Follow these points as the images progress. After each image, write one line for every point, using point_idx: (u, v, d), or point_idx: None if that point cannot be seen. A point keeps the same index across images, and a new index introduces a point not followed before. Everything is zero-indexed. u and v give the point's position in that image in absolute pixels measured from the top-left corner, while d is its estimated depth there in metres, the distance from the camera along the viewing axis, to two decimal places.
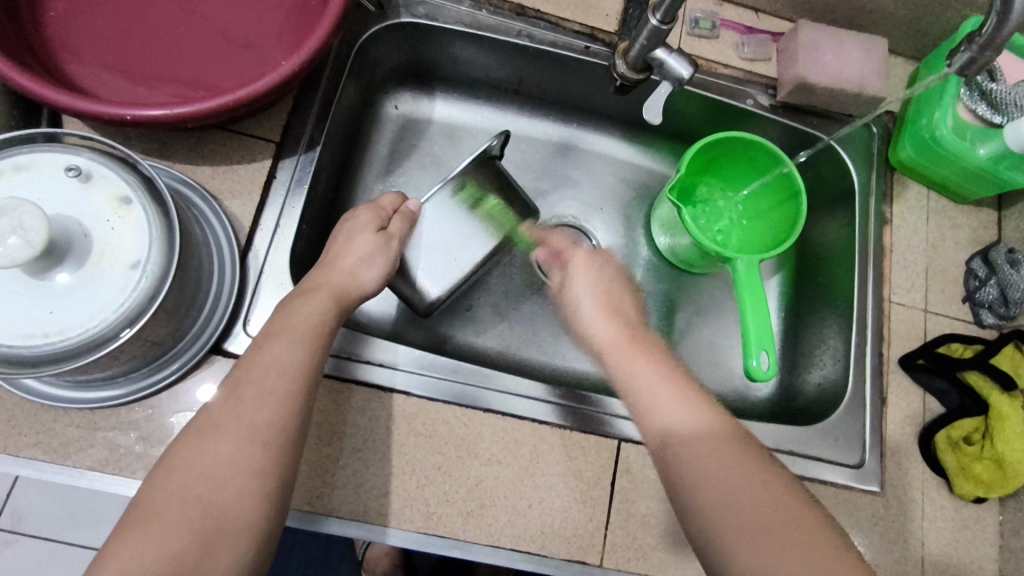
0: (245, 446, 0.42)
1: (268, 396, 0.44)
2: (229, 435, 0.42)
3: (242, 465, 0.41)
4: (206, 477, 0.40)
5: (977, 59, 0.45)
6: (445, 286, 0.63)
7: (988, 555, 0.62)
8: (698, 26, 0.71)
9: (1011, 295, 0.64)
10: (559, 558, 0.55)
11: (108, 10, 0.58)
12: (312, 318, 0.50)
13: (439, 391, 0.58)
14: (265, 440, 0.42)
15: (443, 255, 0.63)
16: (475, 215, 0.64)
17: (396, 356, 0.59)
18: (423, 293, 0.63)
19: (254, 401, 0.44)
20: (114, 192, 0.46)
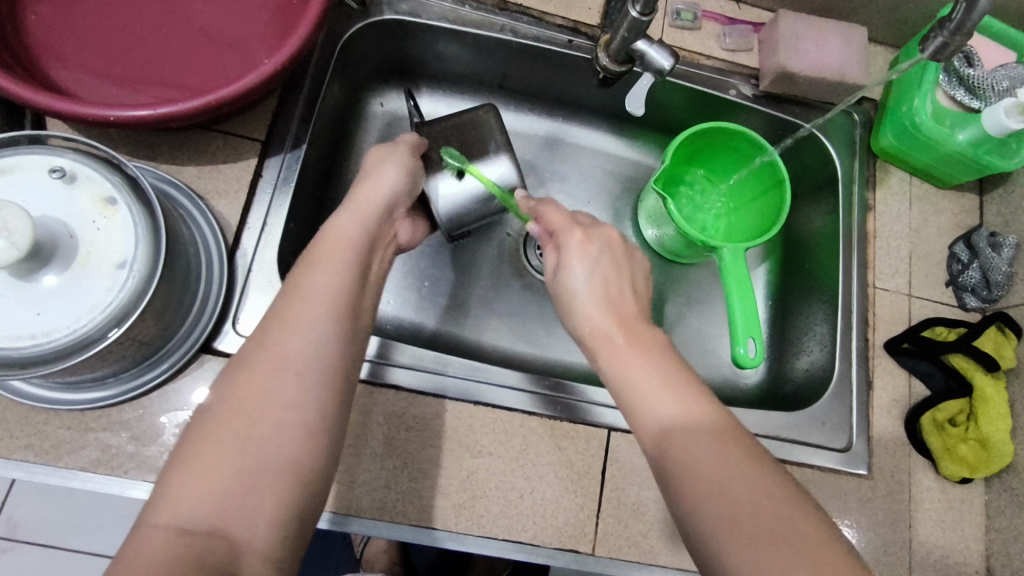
0: (281, 376, 0.41)
1: (308, 335, 0.43)
2: (262, 367, 0.41)
3: (283, 400, 0.41)
4: (242, 411, 0.40)
5: (949, 45, 0.45)
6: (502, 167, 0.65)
7: (975, 535, 0.62)
8: (680, 18, 0.72)
9: (993, 278, 0.66)
10: (552, 546, 0.55)
11: (90, 13, 0.58)
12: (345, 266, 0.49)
13: (438, 387, 0.58)
14: (297, 369, 0.42)
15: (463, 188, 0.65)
16: (469, 144, 0.66)
17: (423, 357, 0.60)
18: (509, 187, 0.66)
19: (285, 334, 0.43)
20: (98, 193, 0.46)
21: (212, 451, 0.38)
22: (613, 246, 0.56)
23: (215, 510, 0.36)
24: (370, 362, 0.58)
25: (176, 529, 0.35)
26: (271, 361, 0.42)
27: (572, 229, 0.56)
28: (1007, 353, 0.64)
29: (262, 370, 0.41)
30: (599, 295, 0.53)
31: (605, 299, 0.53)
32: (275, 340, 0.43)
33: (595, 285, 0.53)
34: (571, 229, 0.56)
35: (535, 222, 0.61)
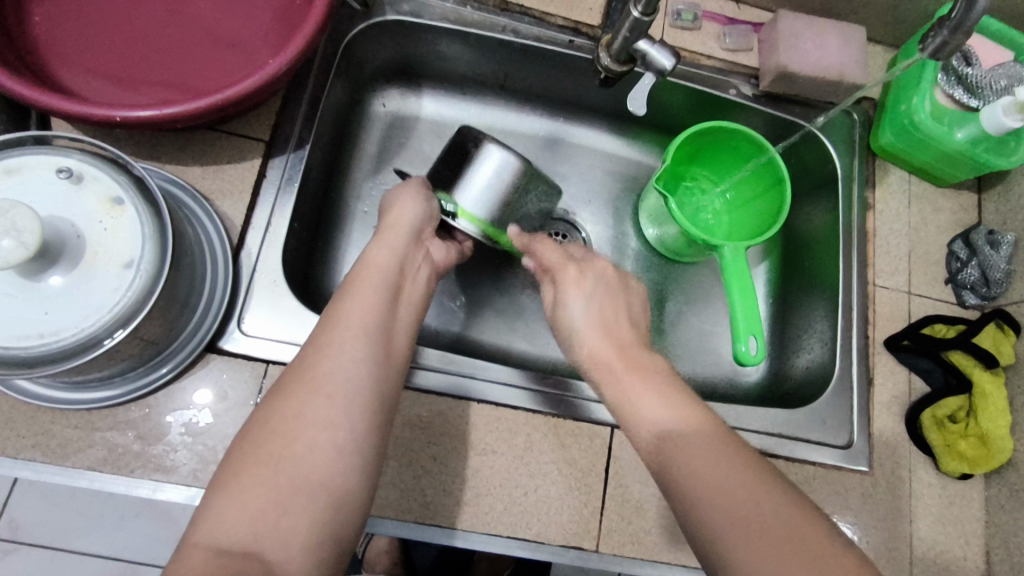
0: (314, 399, 0.43)
1: (335, 356, 0.45)
2: (299, 393, 0.43)
3: (316, 421, 0.42)
4: (278, 434, 0.41)
5: (948, 44, 0.45)
6: (499, 157, 0.63)
7: (975, 530, 0.63)
8: (680, 18, 0.72)
9: (993, 276, 0.66)
10: (556, 543, 0.56)
11: (94, 14, 0.58)
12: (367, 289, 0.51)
13: (448, 387, 0.59)
14: (328, 392, 0.43)
15: (483, 203, 0.64)
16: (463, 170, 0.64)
17: (440, 358, 0.60)
18: (514, 160, 0.64)
19: (320, 359, 0.45)
20: (105, 193, 0.46)
21: (249, 474, 0.39)
22: (608, 279, 0.60)
23: (247, 530, 0.37)
24: None
25: (213, 550, 0.36)
26: (306, 386, 0.44)
27: (568, 265, 0.61)
28: (1005, 350, 0.65)
29: (298, 396, 0.43)
30: (597, 324, 0.56)
31: (600, 325, 0.57)
32: (311, 365, 0.45)
33: (592, 316, 0.57)
34: (565, 266, 0.61)
35: (530, 257, 0.65)
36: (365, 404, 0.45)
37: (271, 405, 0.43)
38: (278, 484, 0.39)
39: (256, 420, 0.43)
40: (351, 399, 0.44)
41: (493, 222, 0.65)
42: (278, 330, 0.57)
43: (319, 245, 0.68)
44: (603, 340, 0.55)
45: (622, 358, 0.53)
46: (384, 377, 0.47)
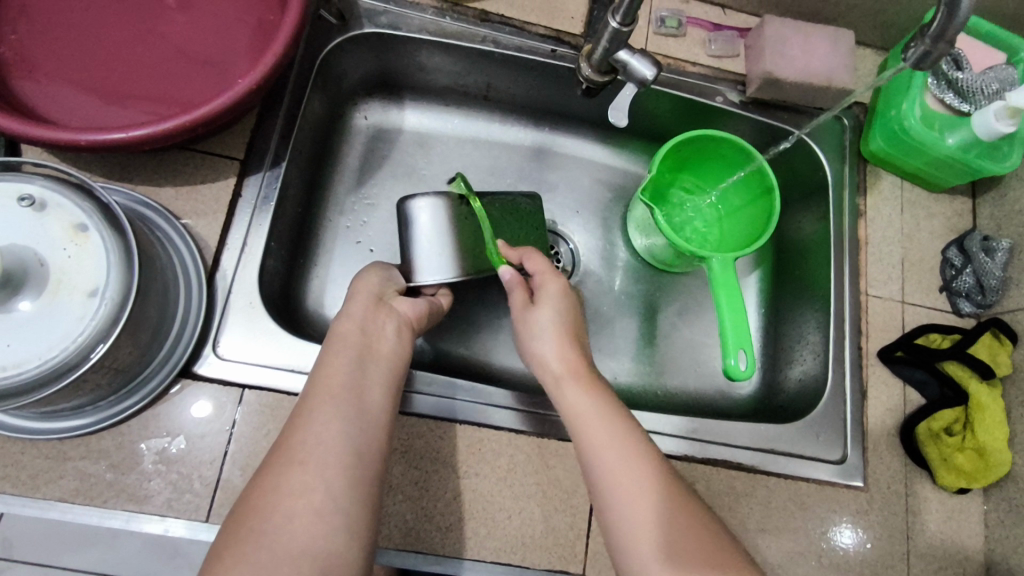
0: (288, 469, 0.42)
1: (307, 424, 0.45)
2: (275, 467, 0.43)
3: (288, 489, 0.41)
4: (257, 509, 0.41)
5: (932, 52, 0.44)
6: (427, 205, 0.60)
7: (974, 546, 0.61)
8: (664, 25, 0.71)
9: (988, 283, 0.65)
10: (542, 567, 0.54)
11: (64, 34, 0.57)
12: (342, 346, 0.50)
13: (438, 410, 0.58)
14: (302, 459, 0.43)
15: (442, 256, 0.60)
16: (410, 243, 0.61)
17: (427, 381, 0.59)
18: (441, 197, 0.61)
19: (294, 429, 0.44)
20: (70, 220, 0.45)
21: (233, 557, 0.38)
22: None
23: None
24: None
25: None
26: (283, 460, 0.43)
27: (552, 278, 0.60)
28: (1001, 360, 0.63)
29: (276, 471, 0.42)
30: (562, 335, 0.57)
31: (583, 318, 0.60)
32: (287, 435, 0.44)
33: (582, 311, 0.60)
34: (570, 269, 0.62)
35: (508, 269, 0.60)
36: (339, 458, 0.43)
37: (252, 486, 0.42)
38: (260, 559, 0.38)
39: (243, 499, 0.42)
40: (324, 461, 0.43)
41: (462, 264, 0.61)
42: (255, 353, 0.56)
43: (299, 264, 0.67)
44: (587, 319, 0.59)
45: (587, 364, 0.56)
46: (359, 427, 0.46)
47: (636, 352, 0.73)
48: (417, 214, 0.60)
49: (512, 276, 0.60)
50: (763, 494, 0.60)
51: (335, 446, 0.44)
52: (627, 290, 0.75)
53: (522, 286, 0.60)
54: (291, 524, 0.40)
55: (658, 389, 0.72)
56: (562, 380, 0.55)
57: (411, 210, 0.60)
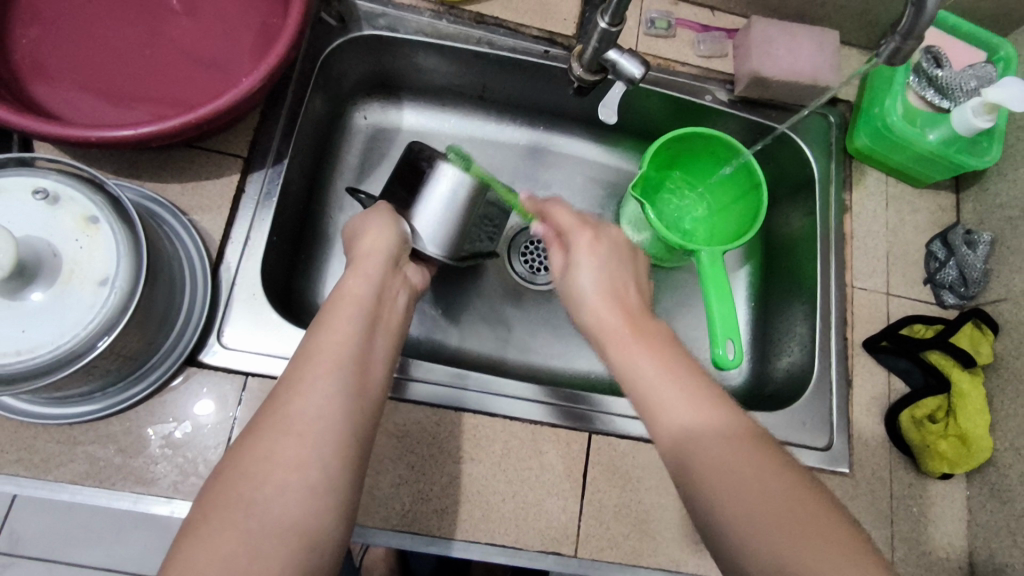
0: (282, 438, 0.41)
1: (307, 393, 0.44)
2: (268, 431, 0.42)
3: (279, 458, 0.40)
4: (249, 475, 0.40)
5: (902, 50, 0.46)
6: (449, 174, 0.63)
7: (957, 530, 0.63)
8: (654, 26, 0.73)
9: (970, 275, 0.67)
10: (535, 550, 0.56)
11: (75, 37, 0.59)
12: (346, 318, 0.50)
13: (429, 397, 0.59)
14: (298, 430, 0.42)
15: (449, 227, 0.64)
16: (423, 202, 0.63)
17: (417, 369, 0.60)
18: (464, 176, 0.63)
19: (291, 397, 0.44)
20: (81, 212, 0.47)
21: (219, 516, 0.38)
22: (620, 249, 0.59)
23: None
24: None
25: None
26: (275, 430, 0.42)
27: (578, 231, 0.59)
28: (983, 348, 0.65)
29: (267, 437, 0.41)
30: (607, 283, 0.55)
31: (609, 293, 0.54)
32: (282, 404, 0.43)
33: (602, 285, 0.55)
34: (581, 230, 0.59)
35: (542, 221, 0.63)
36: (337, 437, 0.43)
37: (240, 447, 0.42)
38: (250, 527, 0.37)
39: (228, 462, 0.41)
40: (319, 437, 0.42)
41: (460, 242, 0.65)
42: (257, 342, 0.58)
43: (301, 259, 0.69)
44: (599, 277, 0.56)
45: (628, 325, 0.51)
46: (355, 403, 0.45)
47: None
48: (442, 177, 0.63)
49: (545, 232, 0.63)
50: None
51: (330, 420, 0.43)
52: None
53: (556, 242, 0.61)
54: (283, 499, 0.39)
55: None
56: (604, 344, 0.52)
57: (435, 170, 0.64)
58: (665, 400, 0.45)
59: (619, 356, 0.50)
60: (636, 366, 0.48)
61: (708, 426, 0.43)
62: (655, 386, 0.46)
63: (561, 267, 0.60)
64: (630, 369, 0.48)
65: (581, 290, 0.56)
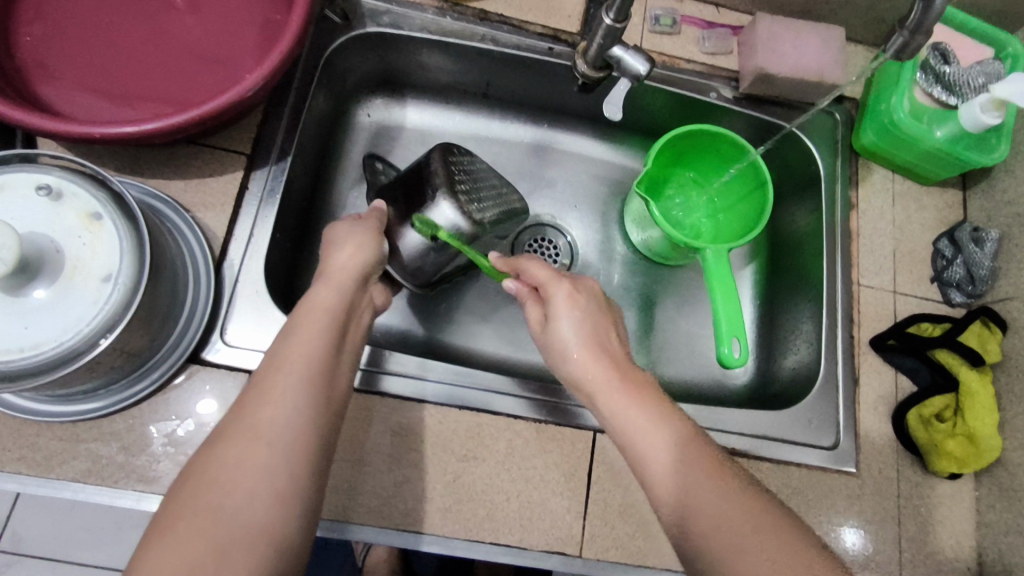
0: (254, 447, 0.41)
1: (278, 398, 0.43)
2: (238, 440, 0.41)
3: (250, 467, 0.40)
4: (218, 483, 0.39)
5: (910, 43, 0.46)
6: (443, 221, 0.61)
7: (965, 530, 0.63)
8: (659, 23, 0.73)
9: (978, 273, 0.66)
10: (539, 549, 0.56)
11: (78, 34, 0.59)
12: (316, 327, 0.48)
13: (432, 395, 0.59)
14: (269, 440, 0.41)
15: (433, 251, 0.63)
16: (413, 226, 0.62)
17: (420, 367, 0.60)
18: (457, 228, 0.61)
19: (262, 404, 0.43)
20: (84, 209, 0.47)
21: (187, 525, 0.37)
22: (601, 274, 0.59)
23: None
24: (362, 370, 0.58)
25: None
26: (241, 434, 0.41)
27: (557, 285, 0.54)
28: (992, 349, 0.64)
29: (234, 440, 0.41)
30: (589, 344, 0.52)
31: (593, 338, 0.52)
32: (251, 412, 0.42)
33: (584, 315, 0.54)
34: (561, 281, 0.54)
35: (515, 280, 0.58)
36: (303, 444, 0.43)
37: (206, 454, 0.41)
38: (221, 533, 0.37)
39: (194, 466, 0.40)
40: (291, 446, 0.42)
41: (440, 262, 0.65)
42: (260, 340, 0.58)
43: (304, 257, 0.69)
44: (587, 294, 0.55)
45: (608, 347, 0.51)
46: (323, 415, 0.45)
47: (634, 342, 0.74)
48: (439, 210, 0.61)
49: (517, 288, 0.58)
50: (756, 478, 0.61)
51: (303, 431, 0.43)
52: (625, 283, 0.77)
53: (532, 298, 0.57)
54: (255, 504, 0.39)
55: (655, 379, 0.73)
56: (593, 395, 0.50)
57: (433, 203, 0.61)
58: (650, 441, 0.45)
59: (599, 389, 0.50)
60: (618, 412, 0.48)
61: (695, 468, 0.43)
62: (638, 429, 0.46)
63: (537, 320, 0.56)
64: (614, 418, 0.48)
65: (563, 341, 0.53)
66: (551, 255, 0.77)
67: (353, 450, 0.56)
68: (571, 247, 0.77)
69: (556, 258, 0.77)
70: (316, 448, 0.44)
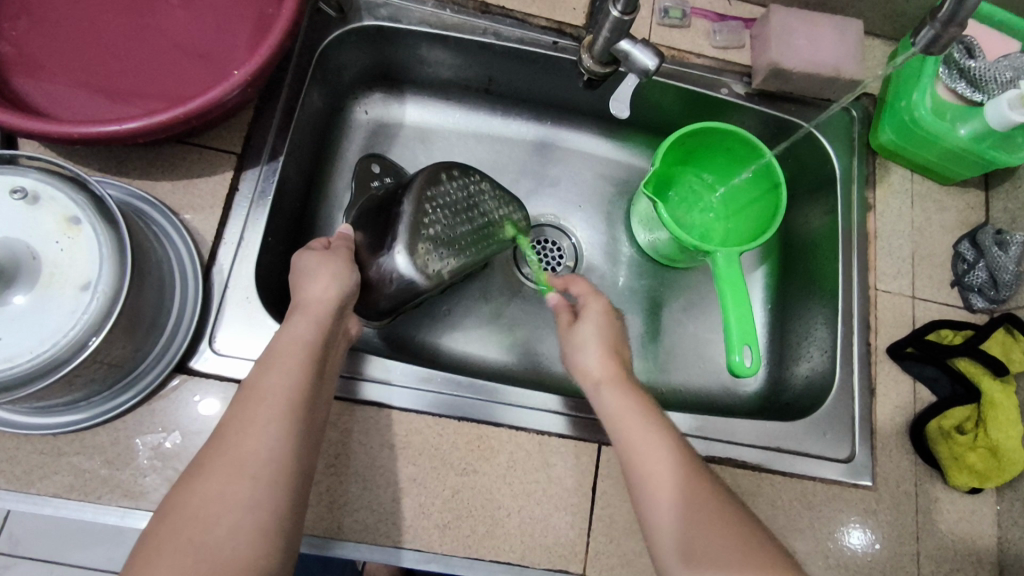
0: (236, 482, 0.40)
1: (257, 426, 0.43)
2: (217, 473, 0.40)
3: (233, 501, 0.39)
4: (198, 514, 0.38)
5: (942, 37, 0.43)
6: (393, 273, 0.58)
7: (987, 547, 0.60)
8: (668, 15, 0.70)
9: (1001, 278, 0.63)
10: (541, 567, 0.53)
11: (59, 28, 0.56)
12: (292, 360, 0.47)
13: (427, 405, 0.57)
14: (253, 473, 0.41)
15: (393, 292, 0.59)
16: (373, 266, 0.59)
17: (413, 376, 0.58)
18: (408, 282, 0.58)
19: (243, 437, 0.42)
20: (62, 213, 0.45)
21: (164, 563, 0.36)
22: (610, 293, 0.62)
23: None
24: (340, 378, 0.56)
25: None
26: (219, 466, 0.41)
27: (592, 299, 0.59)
28: (1016, 356, 0.61)
29: (213, 471, 0.41)
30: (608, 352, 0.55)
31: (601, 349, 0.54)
32: (230, 443, 0.42)
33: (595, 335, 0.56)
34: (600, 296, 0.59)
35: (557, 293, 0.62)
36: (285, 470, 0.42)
37: (184, 486, 0.40)
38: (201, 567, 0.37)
39: (173, 503, 0.40)
40: (274, 479, 0.41)
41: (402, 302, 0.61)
42: (251, 348, 0.55)
43: None
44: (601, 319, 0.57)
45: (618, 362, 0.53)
46: (304, 439, 0.44)
47: (641, 348, 0.72)
48: (398, 256, 0.58)
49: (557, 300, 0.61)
50: (768, 493, 0.58)
51: (285, 459, 0.42)
52: (632, 286, 0.74)
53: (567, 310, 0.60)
54: (237, 534, 0.38)
55: (662, 386, 0.71)
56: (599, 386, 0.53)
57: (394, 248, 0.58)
58: (656, 487, 0.47)
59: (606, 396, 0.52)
60: (630, 448, 0.49)
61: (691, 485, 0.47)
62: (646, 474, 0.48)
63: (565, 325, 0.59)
64: (626, 453, 0.49)
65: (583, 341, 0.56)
66: (554, 257, 0.74)
67: (348, 463, 0.53)
68: (575, 248, 0.75)
69: (560, 261, 0.74)
70: (298, 479, 0.43)
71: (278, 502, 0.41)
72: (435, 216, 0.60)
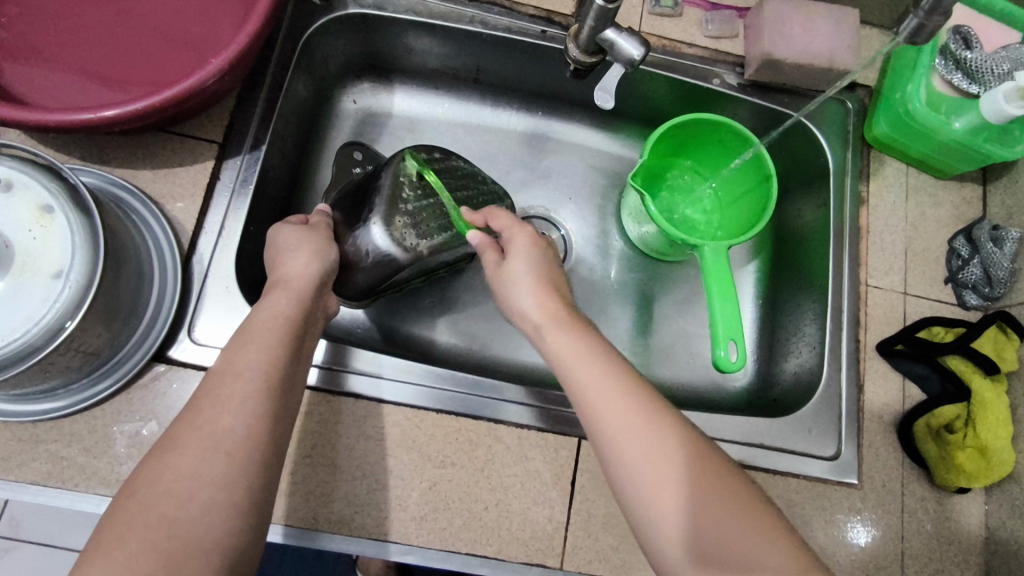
0: (202, 460, 0.40)
1: (225, 411, 0.42)
2: (183, 452, 0.40)
3: (209, 477, 0.39)
4: (163, 496, 0.38)
5: (926, 26, 0.42)
6: (370, 247, 0.58)
7: (973, 548, 0.59)
8: (659, 3, 0.68)
9: (995, 274, 0.61)
10: (518, 561, 0.53)
11: (40, 15, 0.56)
12: (263, 342, 0.47)
13: (413, 398, 0.56)
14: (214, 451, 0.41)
15: (371, 270, 0.59)
16: (351, 242, 0.58)
17: (397, 369, 0.57)
18: (385, 255, 0.58)
19: (207, 412, 0.42)
20: (36, 201, 0.45)
21: (130, 536, 0.36)
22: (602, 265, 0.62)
23: None
24: (321, 369, 0.56)
25: None
26: (186, 449, 0.40)
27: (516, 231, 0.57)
28: (1007, 354, 0.60)
29: (180, 453, 0.40)
30: (540, 287, 0.53)
31: None
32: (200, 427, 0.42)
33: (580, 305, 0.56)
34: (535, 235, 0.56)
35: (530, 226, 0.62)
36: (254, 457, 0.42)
37: (150, 470, 0.40)
38: (165, 549, 0.36)
39: (135, 480, 0.40)
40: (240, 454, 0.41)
41: (380, 282, 0.61)
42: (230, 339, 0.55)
43: None
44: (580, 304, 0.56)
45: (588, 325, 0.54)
46: (279, 427, 0.44)
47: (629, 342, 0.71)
48: (376, 230, 0.57)
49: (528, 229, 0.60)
50: None
51: (257, 438, 0.42)
52: (622, 280, 0.74)
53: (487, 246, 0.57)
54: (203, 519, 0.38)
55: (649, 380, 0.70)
56: (541, 329, 0.51)
57: (372, 221, 0.58)
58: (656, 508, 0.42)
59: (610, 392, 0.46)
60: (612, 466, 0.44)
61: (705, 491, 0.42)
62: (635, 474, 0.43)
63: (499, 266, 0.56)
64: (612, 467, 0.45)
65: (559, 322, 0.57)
66: None
67: (325, 454, 0.53)
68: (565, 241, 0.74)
69: None
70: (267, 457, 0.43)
71: (255, 492, 0.41)
72: (415, 191, 0.59)
